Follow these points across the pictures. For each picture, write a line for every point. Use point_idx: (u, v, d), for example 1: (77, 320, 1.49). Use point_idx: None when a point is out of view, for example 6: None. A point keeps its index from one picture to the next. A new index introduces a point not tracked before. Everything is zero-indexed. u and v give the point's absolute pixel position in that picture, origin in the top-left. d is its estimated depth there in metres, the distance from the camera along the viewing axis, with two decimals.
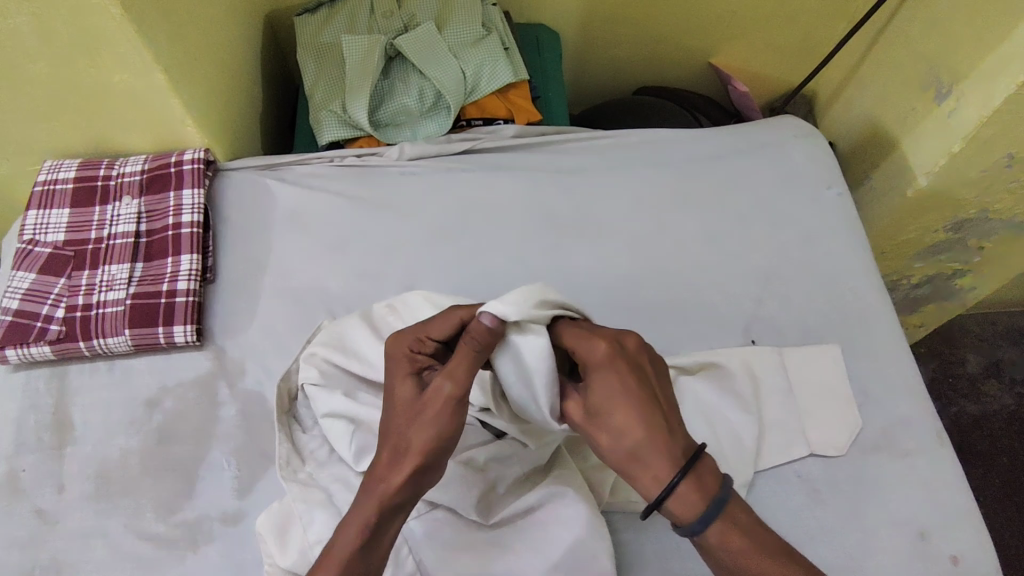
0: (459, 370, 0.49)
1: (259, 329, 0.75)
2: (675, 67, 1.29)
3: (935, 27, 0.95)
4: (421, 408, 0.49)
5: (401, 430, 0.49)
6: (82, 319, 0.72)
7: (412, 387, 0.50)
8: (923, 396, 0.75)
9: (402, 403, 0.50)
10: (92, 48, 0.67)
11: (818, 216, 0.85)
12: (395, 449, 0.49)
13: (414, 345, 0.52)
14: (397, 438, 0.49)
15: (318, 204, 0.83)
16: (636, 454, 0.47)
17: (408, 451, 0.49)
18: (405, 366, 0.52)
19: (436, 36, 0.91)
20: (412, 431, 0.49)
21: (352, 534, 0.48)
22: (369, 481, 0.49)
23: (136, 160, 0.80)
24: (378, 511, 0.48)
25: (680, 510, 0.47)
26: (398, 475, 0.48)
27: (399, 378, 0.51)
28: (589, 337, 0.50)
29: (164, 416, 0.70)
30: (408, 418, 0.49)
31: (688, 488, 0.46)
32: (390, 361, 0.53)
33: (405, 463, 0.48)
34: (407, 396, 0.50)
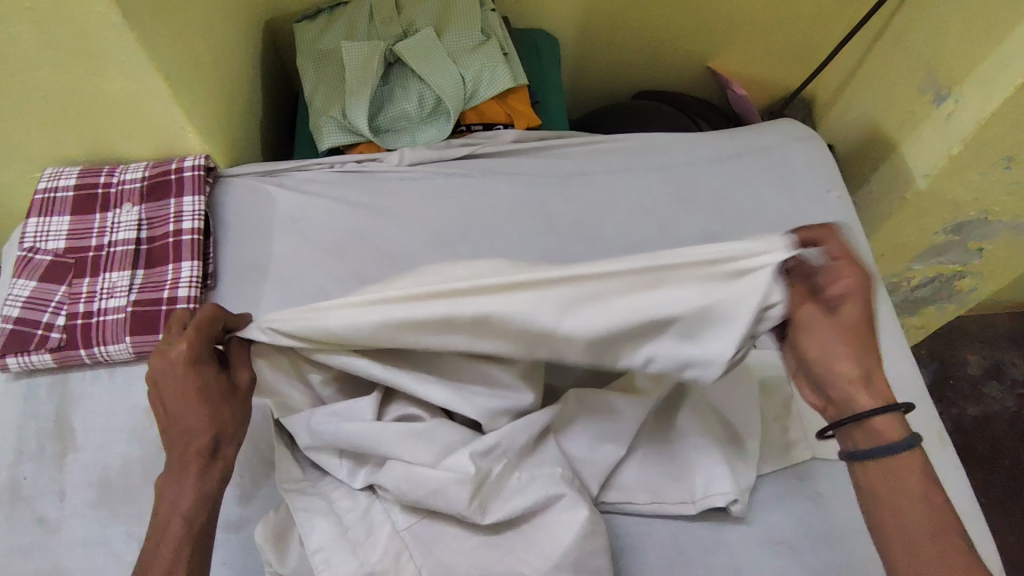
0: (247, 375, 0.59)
1: None
2: (673, 72, 1.29)
3: (932, 29, 0.95)
4: (231, 397, 0.57)
5: (218, 419, 0.56)
6: (82, 326, 0.72)
7: (199, 385, 0.55)
8: (924, 398, 0.75)
9: (211, 396, 0.56)
10: (92, 57, 0.67)
11: (818, 219, 0.85)
12: (217, 434, 0.56)
13: (191, 348, 0.55)
14: (197, 432, 0.55)
15: (318, 210, 0.83)
16: (868, 377, 0.57)
17: (226, 437, 0.56)
18: (198, 366, 0.56)
19: (436, 42, 0.91)
20: (177, 418, 0.56)
21: (193, 507, 0.54)
22: (194, 466, 0.55)
23: (136, 167, 0.80)
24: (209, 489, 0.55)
25: (886, 433, 0.55)
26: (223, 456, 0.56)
27: (202, 374, 0.56)
28: (849, 268, 0.59)
29: None
30: (217, 406, 0.56)
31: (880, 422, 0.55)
32: (173, 364, 0.55)
33: (227, 443, 0.57)
34: (206, 388, 0.56)
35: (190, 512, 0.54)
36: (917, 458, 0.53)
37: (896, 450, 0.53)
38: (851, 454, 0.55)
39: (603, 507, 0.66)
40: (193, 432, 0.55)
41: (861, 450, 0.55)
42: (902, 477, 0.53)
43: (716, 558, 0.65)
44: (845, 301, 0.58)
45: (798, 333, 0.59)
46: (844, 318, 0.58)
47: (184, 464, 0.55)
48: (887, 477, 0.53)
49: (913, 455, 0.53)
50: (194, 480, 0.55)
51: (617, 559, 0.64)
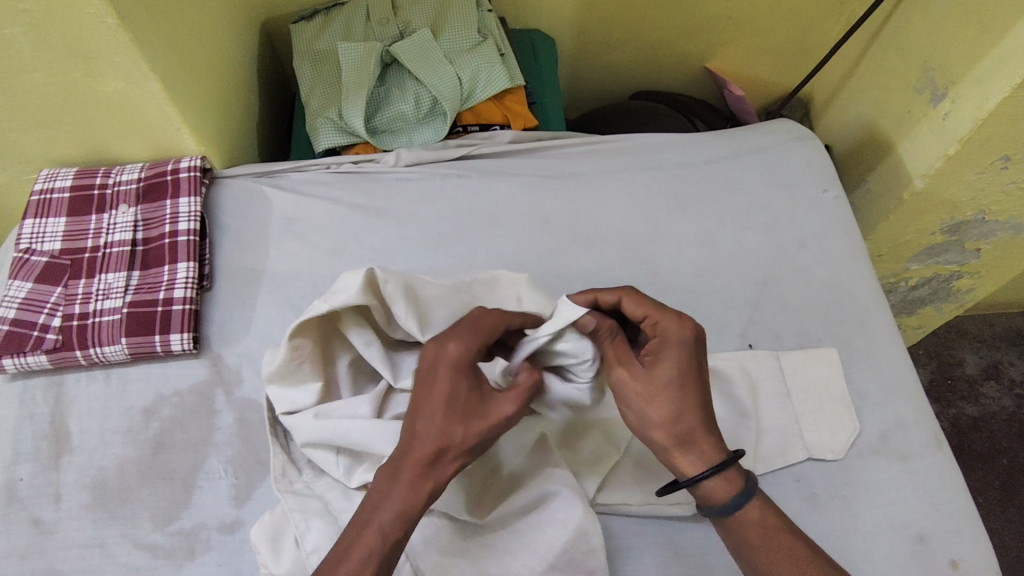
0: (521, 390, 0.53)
1: (256, 337, 0.75)
2: (671, 72, 1.29)
3: (929, 29, 0.95)
4: (479, 415, 0.50)
5: (451, 433, 0.49)
6: (78, 328, 0.72)
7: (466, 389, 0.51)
8: (920, 398, 0.75)
9: (454, 407, 0.50)
10: (87, 58, 0.67)
11: (814, 219, 0.85)
12: (444, 449, 0.49)
13: (467, 350, 0.52)
14: (425, 443, 0.49)
15: (314, 211, 0.83)
16: (687, 438, 0.54)
17: (453, 456, 0.50)
18: (461, 370, 0.51)
19: (432, 43, 0.91)
20: (452, 426, 0.50)
21: (393, 520, 0.49)
22: (410, 475, 0.49)
23: (132, 169, 0.80)
24: (416, 503, 0.49)
25: (713, 496, 0.54)
26: (440, 474, 0.50)
27: (451, 384, 0.51)
28: (663, 315, 0.57)
29: (161, 424, 0.70)
30: (463, 420, 0.50)
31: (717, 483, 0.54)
32: (451, 363, 0.51)
33: (454, 459, 0.50)
34: (453, 399, 0.50)
35: (393, 521, 0.49)
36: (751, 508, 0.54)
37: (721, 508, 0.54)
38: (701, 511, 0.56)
39: (601, 509, 0.65)
40: (418, 437, 0.50)
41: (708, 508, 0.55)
42: (740, 531, 0.54)
43: (711, 559, 0.65)
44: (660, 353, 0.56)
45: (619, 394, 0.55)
46: (655, 378, 0.54)
47: (398, 473, 0.49)
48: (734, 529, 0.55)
49: (746, 507, 0.54)
50: (417, 495, 0.49)
51: (612, 560, 0.64)
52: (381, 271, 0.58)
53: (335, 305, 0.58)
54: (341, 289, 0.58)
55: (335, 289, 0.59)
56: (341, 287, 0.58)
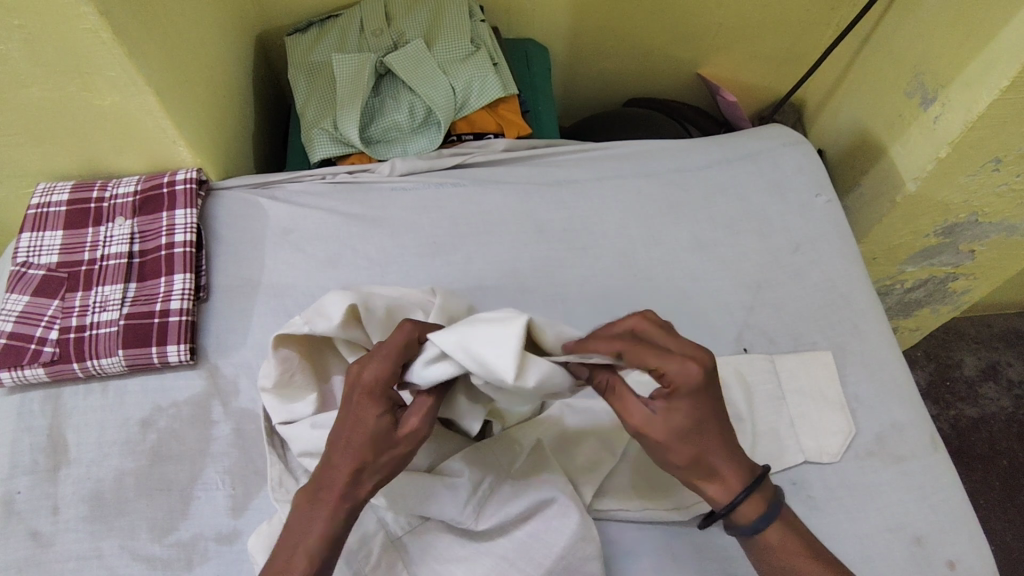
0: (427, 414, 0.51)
1: (252, 347, 0.75)
2: (664, 79, 1.30)
3: (918, 34, 0.96)
4: (390, 444, 0.50)
5: (361, 464, 0.50)
6: (76, 340, 0.72)
7: (381, 418, 0.50)
8: (916, 401, 0.75)
9: (364, 440, 0.50)
10: (83, 72, 0.68)
11: (808, 224, 0.86)
12: (358, 477, 0.51)
13: (380, 374, 0.50)
14: (341, 472, 0.50)
15: (310, 221, 0.83)
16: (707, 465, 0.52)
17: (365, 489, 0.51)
18: (374, 398, 0.50)
19: (424, 53, 0.92)
20: (363, 453, 0.50)
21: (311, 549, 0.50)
22: (329, 498, 0.51)
23: (128, 182, 0.81)
24: (338, 531, 0.51)
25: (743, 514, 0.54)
26: (356, 493, 0.51)
27: (364, 409, 0.50)
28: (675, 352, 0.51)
29: (158, 435, 0.70)
30: (372, 449, 0.50)
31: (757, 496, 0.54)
32: (361, 391, 0.50)
33: (368, 480, 0.51)
34: (365, 430, 0.50)
35: (319, 548, 0.51)
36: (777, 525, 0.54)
37: (744, 530, 0.54)
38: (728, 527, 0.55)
39: (595, 514, 0.65)
40: (335, 464, 0.51)
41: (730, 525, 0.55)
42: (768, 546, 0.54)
43: (706, 563, 0.65)
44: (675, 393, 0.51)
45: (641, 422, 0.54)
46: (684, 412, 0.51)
47: (321, 495, 0.51)
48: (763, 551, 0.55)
49: (768, 531, 0.54)
50: (337, 515, 0.51)
51: (607, 564, 0.64)
52: (363, 305, 0.57)
53: (314, 329, 0.58)
54: (324, 313, 0.58)
55: (320, 311, 0.58)
56: (325, 313, 0.58)
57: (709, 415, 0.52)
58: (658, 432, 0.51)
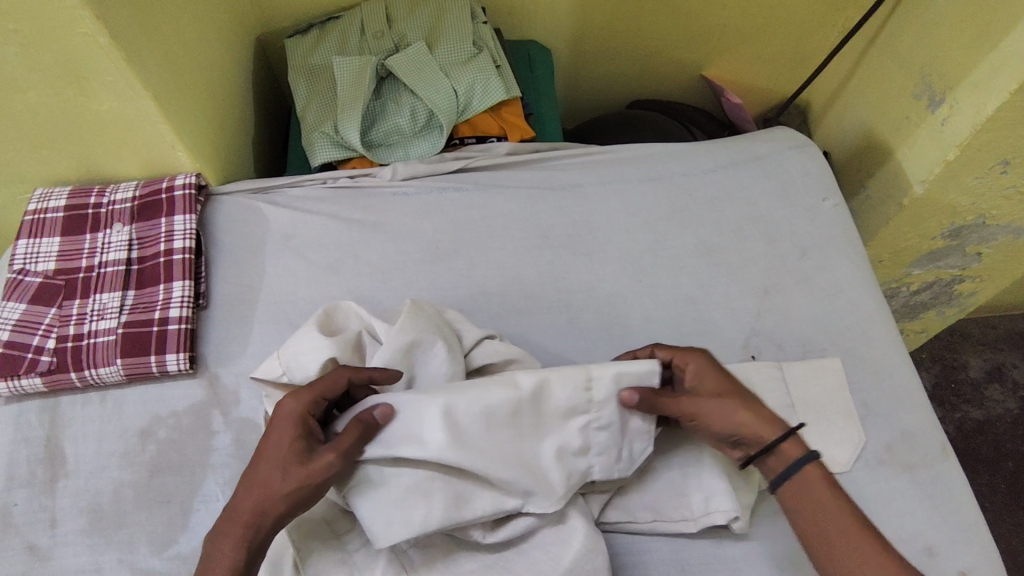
0: (345, 444, 0.53)
1: (253, 356, 0.74)
2: (668, 81, 1.28)
3: (926, 35, 0.95)
4: (300, 474, 0.52)
5: (268, 492, 0.52)
6: (73, 349, 0.71)
7: (292, 443, 0.53)
8: (926, 408, 0.74)
9: (274, 465, 0.53)
10: (81, 77, 0.67)
11: (816, 227, 0.85)
12: (264, 505, 0.52)
13: (297, 403, 0.55)
14: (247, 500, 0.52)
15: (312, 226, 0.82)
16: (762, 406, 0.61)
17: (271, 517, 0.52)
18: (292, 421, 0.54)
19: (427, 56, 0.90)
20: (274, 479, 0.52)
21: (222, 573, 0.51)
22: (236, 526, 0.52)
23: (127, 187, 0.79)
24: (239, 561, 0.51)
25: (786, 456, 0.58)
26: (266, 521, 0.52)
27: (279, 432, 0.54)
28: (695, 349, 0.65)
29: (157, 446, 0.69)
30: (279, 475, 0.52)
31: (791, 442, 0.58)
32: (282, 417, 0.55)
33: (276, 508, 0.52)
34: (277, 455, 0.53)
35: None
36: (816, 470, 0.57)
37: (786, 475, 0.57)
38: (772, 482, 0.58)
39: (602, 527, 0.64)
40: (245, 488, 0.53)
41: (777, 476, 0.58)
42: (808, 490, 0.56)
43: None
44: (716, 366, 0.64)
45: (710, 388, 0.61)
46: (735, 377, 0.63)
47: (231, 524, 0.52)
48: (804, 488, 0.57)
49: (809, 471, 0.57)
50: (244, 540, 0.52)
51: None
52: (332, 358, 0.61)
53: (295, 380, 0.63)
54: (300, 363, 0.62)
55: (296, 358, 0.63)
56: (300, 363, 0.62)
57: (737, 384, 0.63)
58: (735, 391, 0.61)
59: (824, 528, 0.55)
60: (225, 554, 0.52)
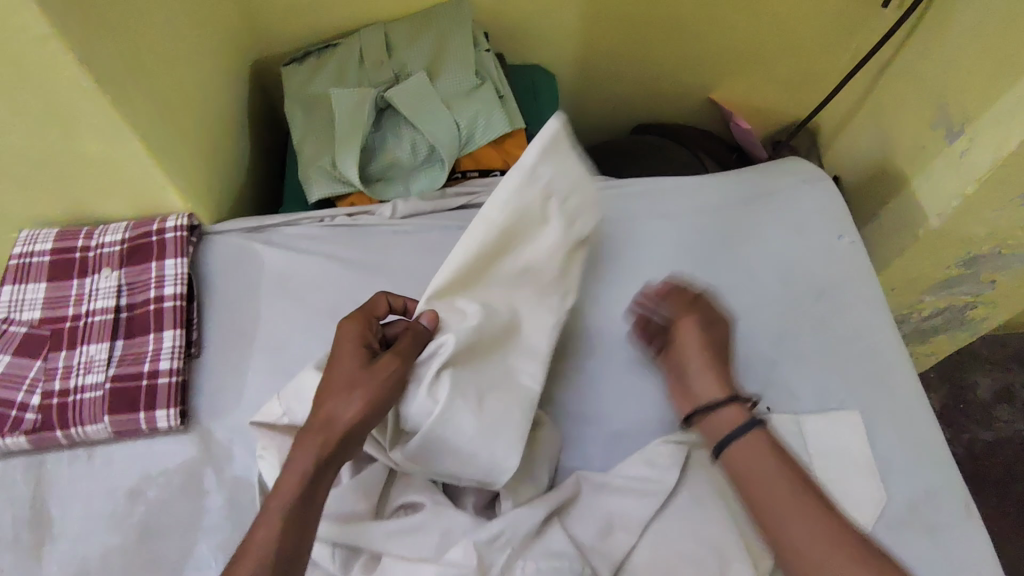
0: (404, 352, 0.57)
1: (247, 408, 0.71)
2: (674, 104, 1.25)
3: (942, 64, 0.91)
4: (368, 377, 0.55)
5: (341, 398, 0.54)
6: (59, 405, 0.68)
7: (357, 356, 0.57)
8: (948, 461, 0.71)
9: (344, 373, 0.56)
10: (65, 120, 0.64)
11: (831, 268, 0.82)
12: (336, 412, 0.54)
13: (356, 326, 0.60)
14: (322, 409, 0.54)
15: (308, 268, 0.79)
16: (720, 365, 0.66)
17: (339, 427, 0.54)
18: (357, 342, 0.58)
19: (428, 87, 0.87)
20: (344, 385, 0.55)
21: (294, 480, 0.52)
22: (311, 436, 0.53)
23: (115, 229, 0.76)
24: (311, 467, 0.52)
25: (726, 424, 0.61)
26: (338, 426, 0.54)
27: (347, 350, 0.58)
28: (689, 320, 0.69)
29: (147, 507, 0.66)
30: (349, 380, 0.55)
31: (732, 411, 0.61)
32: (347, 341, 0.59)
33: (347, 412, 0.54)
34: (347, 365, 0.56)
35: (297, 484, 0.51)
36: (760, 435, 0.60)
37: (730, 439, 0.60)
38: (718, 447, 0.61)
39: None
40: (317, 403, 0.55)
41: (722, 441, 0.60)
42: (755, 458, 0.58)
43: None
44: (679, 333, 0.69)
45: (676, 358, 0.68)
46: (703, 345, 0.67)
47: (305, 438, 0.54)
48: (752, 455, 0.59)
49: (751, 437, 0.59)
50: (318, 447, 0.53)
51: None
52: None
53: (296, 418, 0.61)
54: (302, 402, 0.61)
55: (297, 397, 0.61)
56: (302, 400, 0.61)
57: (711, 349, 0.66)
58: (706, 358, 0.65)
59: (762, 495, 0.57)
60: (299, 461, 0.52)
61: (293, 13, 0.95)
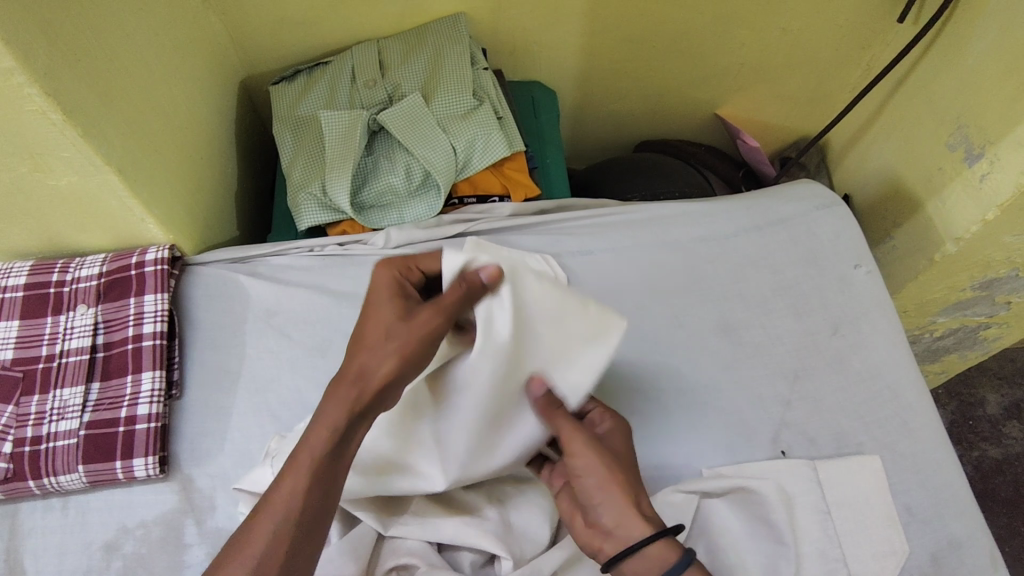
0: (448, 306, 0.50)
1: (230, 454, 0.67)
2: (678, 119, 1.21)
3: (960, 83, 0.87)
4: (399, 336, 0.50)
5: (372, 351, 0.50)
6: (31, 454, 0.64)
7: (390, 313, 0.52)
8: (972, 508, 0.67)
9: (374, 327, 0.51)
10: (33, 154, 0.60)
11: (845, 300, 0.78)
12: (367, 364, 0.50)
13: (388, 276, 0.55)
14: (352, 365, 0.51)
15: (296, 302, 0.75)
16: (637, 482, 0.53)
17: (370, 378, 0.50)
18: (389, 294, 0.53)
19: (423, 109, 0.83)
20: (374, 344, 0.50)
21: (318, 435, 0.49)
22: (335, 392, 0.50)
23: (92, 261, 0.71)
24: (336, 423, 0.49)
25: (655, 563, 0.49)
26: (370, 374, 0.49)
27: (380, 302, 0.53)
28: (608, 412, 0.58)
29: (123, 563, 0.62)
30: (379, 339, 0.50)
31: (661, 542, 0.50)
32: (382, 288, 0.54)
33: (381, 363, 0.50)
34: (378, 320, 0.52)
35: (318, 448, 0.48)
36: (694, 573, 0.49)
37: None
38: None
39: None
40: (353, 347, 0.52)
41: None
42: None
43: None
44: (610, 433, 0.57)
45: (569, 459, 0.53)
46: (618, 454, 0.55)
47: (334, 388, 0.50)
48: None
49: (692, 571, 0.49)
50: (343, 403, 0.49)
51: None
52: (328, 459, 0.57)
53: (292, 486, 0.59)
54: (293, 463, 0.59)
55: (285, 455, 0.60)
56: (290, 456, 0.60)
57: (620, 463, 0.53)
58: (617, 456, 0.54)
59: None
60: (329, 413, 0.49)
61: (282, 29, 0.91)
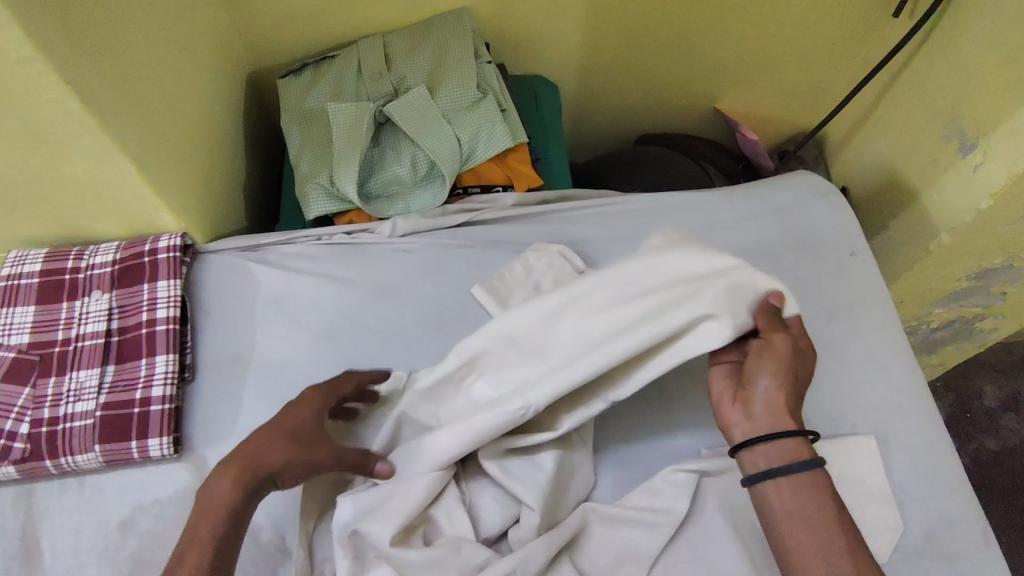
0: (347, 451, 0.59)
1: (241, 435, 0.69)
2: (678, 112, 1.23)
3: (953, 76, 0.89)
4: (303, 444, 0.57)
5: (276, 445, 0.56)
6: (48, 434, 0.66)
7: (307, 421, 0.59)
8: (965, 488, 0.69)
9: (285, 428, 0.58)
10: (50, 143, 0.62)
11: (841, 287, 0.80)
12: (270, 458, 0.56)
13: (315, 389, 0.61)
14: (257, 448, 0.56)
15: (305, 288, 0.77)
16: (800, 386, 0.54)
17: (269, 471, 0.55)
18: (308, 408, 0.60)
19: (428, 101, 0.85)
20: (280, 443, 0.56)
21: (218, 515, 0.53)
22: (235, 472, 0.54)
23: (107, 248, 0.73)
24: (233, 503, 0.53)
25: (793, 457, 0.52)
26: (269, 467, 0.55)
27: (299, 410, 0.59)
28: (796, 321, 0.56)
29: (139, 539, 0.64)
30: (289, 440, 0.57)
31: (799, 442, 0.52)
32: (304, 397, 0.61)
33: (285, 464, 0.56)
34: (295, 421, 0.58)
35: (218, 525, 0.52)
36: (818, 484, 0.51)
37: (788, 472, 0.51)
38: (764, 471, 0.52)
39: None
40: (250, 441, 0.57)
41: (775, 470, 0.52)
42: (806, 497, 0.51)
43: None
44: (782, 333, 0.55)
45: (760, 350, 0.54)
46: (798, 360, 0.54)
47: (229, 467, 0.55)
48: (798, 498, 0.51)
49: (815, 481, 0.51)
50: (244, 487, 0.54)
51: None
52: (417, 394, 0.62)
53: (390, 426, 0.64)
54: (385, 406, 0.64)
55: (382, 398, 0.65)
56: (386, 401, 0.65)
57: (796, 369, 0.54)
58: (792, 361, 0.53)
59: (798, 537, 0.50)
60: (224, 495, 0.53)
61: (288, 23, 0.93)
